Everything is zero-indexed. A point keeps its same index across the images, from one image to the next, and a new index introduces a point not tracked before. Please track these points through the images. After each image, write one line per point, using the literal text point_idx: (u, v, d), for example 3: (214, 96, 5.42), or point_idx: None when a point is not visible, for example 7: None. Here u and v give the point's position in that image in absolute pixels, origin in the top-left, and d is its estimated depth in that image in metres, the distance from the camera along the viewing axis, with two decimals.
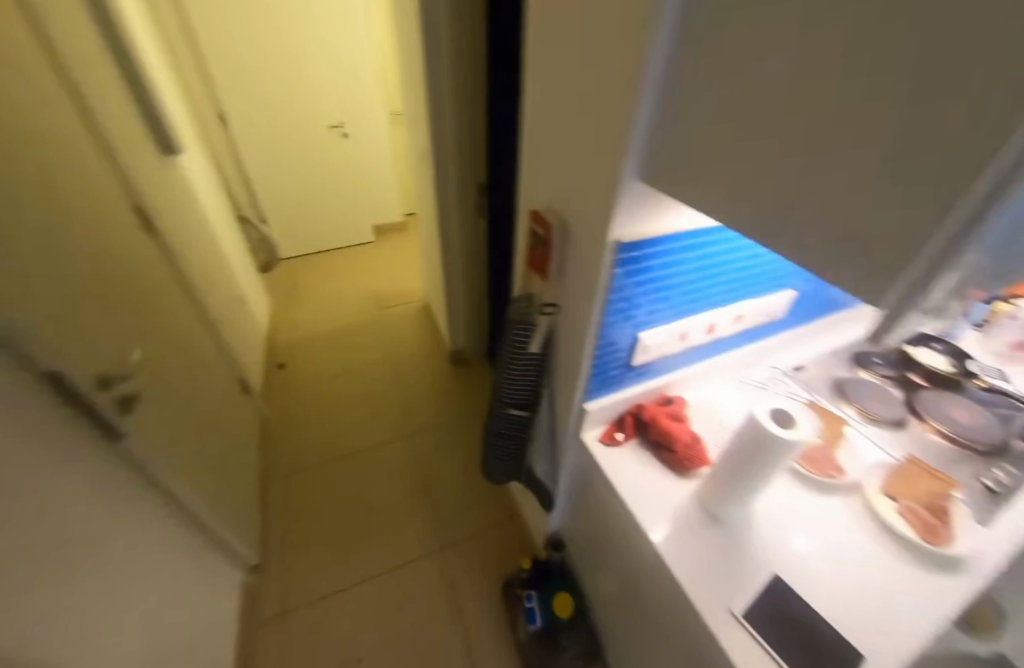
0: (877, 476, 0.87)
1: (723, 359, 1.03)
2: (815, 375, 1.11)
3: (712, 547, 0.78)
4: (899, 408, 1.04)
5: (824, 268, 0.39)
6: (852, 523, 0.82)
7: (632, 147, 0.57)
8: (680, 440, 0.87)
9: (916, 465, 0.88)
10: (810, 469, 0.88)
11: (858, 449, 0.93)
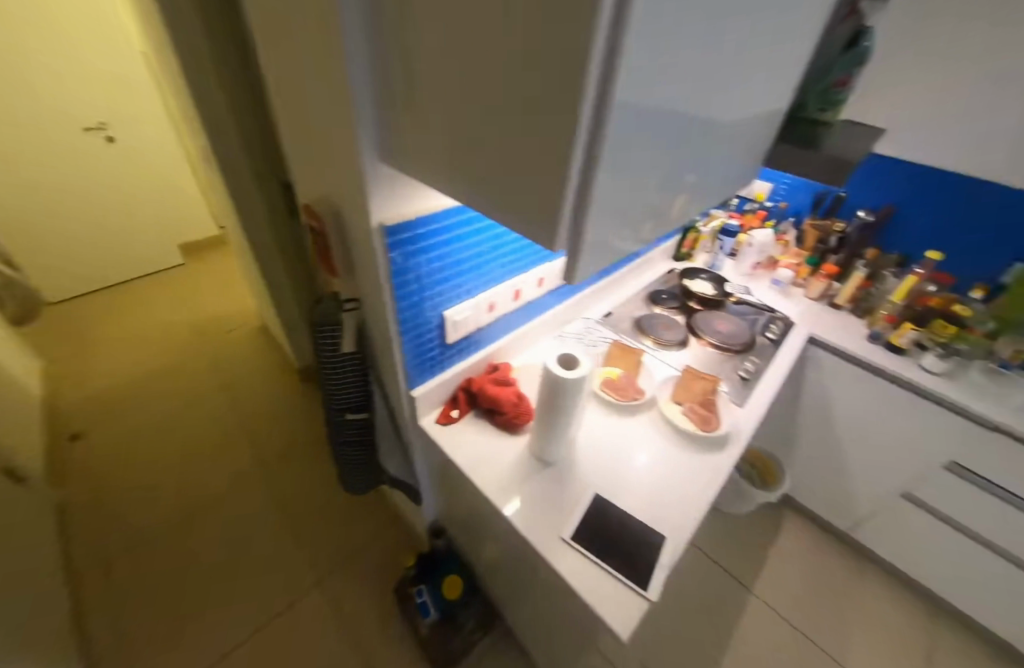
0: (667, 388, 1.05)
1: (540, 320, 1.13)
2: (620, 318, 1.30)
3: (544, 487, 0.86)
4: (682, 330, 1.27)
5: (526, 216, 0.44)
6: (652, 432, 0.97)
7: (361, 125, 0.56)
8: (507, 401, 0.93)
9: (690, 371, 1.05)
10: (617, 396, 1.02)
11: (654, 371, 1.11)
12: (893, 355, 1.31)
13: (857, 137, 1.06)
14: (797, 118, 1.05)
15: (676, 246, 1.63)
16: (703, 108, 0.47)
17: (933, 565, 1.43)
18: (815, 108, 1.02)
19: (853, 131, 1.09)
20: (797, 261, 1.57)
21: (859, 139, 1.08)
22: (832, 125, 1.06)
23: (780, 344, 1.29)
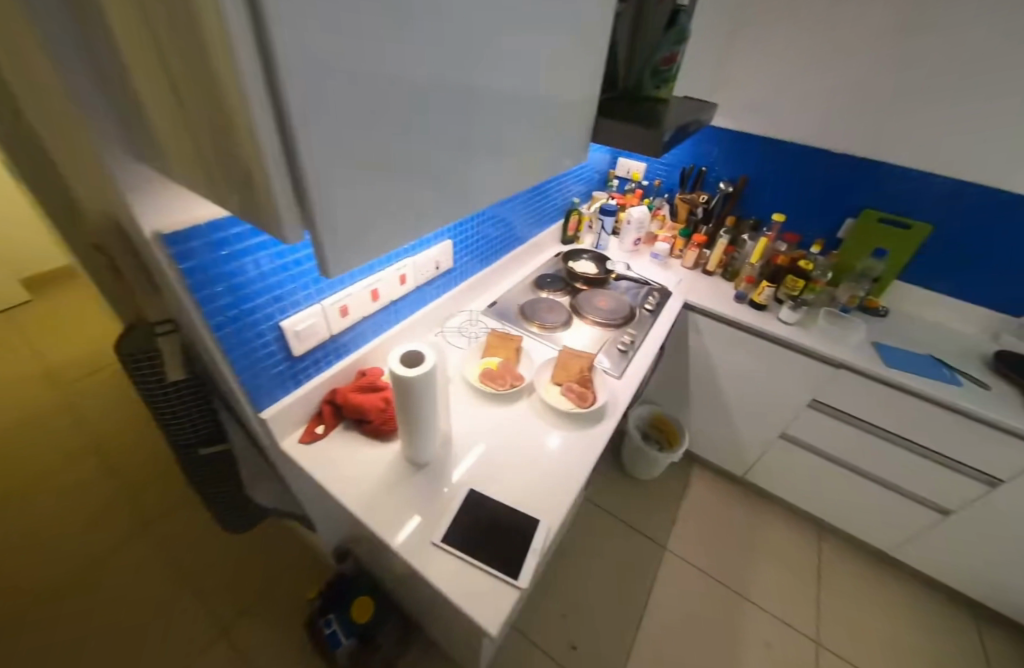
0: (546, 370, 1.05)
1: (413, 319, 1.09)
2: (504, 307, 1.29)
3: (417, 491, 0.83)
4: (565, 311, 1.29)
5: (266, 204, 0.39)
6: (532, 417, 0.97)
7: (95, 115, 0.48)
8: (372, 409, 0.88)
9: (566, 351, 1.07)
10: (497, 386, 1.00)
11: (534, 355, 1.12)
12: (756, 311, 1.44)
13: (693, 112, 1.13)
14: (637, 97, 1.09)
15: (562, 230, 1.67)
16: (454, 79, 0.45)
17: (812, 492, 1.61)
18: (651, 87, 1.07)
19: (689, 107, 1.16)
20: (672, 235, 1.68)
21: (695, 115, 1.15)
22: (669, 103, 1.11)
23: (658, 313, 1.35)
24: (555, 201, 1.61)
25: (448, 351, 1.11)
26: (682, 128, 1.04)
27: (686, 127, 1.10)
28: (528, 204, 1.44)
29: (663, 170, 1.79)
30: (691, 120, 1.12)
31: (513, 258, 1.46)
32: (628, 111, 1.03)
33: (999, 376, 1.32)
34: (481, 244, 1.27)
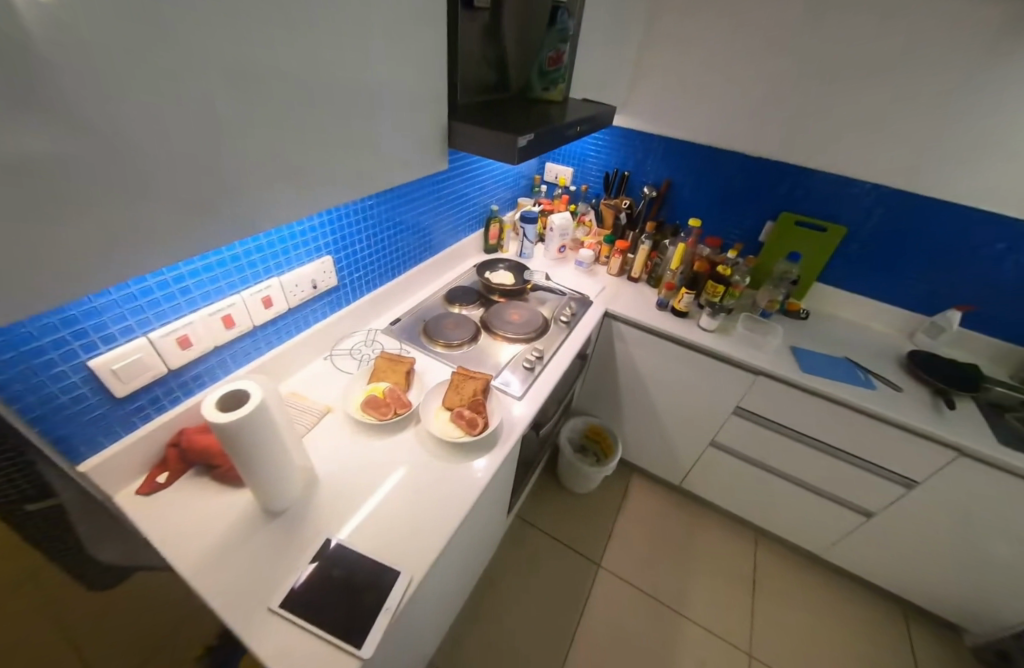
0: (437, 394, 0.98)
1: (291, 343, 0.99)
2: (407, 324, 1.21)
3: (267, 544, 0.73)
4: (473, 325, 1.22)
5: None
6: (415, 448, 0.90)
7: None
8: (220, 452, 0.80)
9: (459, 371, 0.99)
10: (378, 414, 0.91)
11: (427, 377, 1.04)
12: (678, 319, 1.41)
13: (590, 115, 1.07)
14: (527, 98, 1.01)
15: (484, 238, 1.60)
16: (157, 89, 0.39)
17: (745, 498, 1.59)
18: (540, 87, 0.99)
19: (588, 108, 1.10)
20: (597, 242, 1.64)
21: (593, 117, 1.09)
22: (564, 105, 1.05)
23: (573, 325, 1.31)
24: (474, 209, 1.53)
25: (333, 378, 1.02)
26: (572, 132, 0.97)
27: (581, 130, 1.04)
28: (439, 213, 1.36)
29: (590, 175, 1.80)
30: (588, 123, 1.06)
31: (424, 270, 1.37)
32: (513, 112, 0.95)
33: (910, 375, 1.33)
34: (379, 258, 1.18)
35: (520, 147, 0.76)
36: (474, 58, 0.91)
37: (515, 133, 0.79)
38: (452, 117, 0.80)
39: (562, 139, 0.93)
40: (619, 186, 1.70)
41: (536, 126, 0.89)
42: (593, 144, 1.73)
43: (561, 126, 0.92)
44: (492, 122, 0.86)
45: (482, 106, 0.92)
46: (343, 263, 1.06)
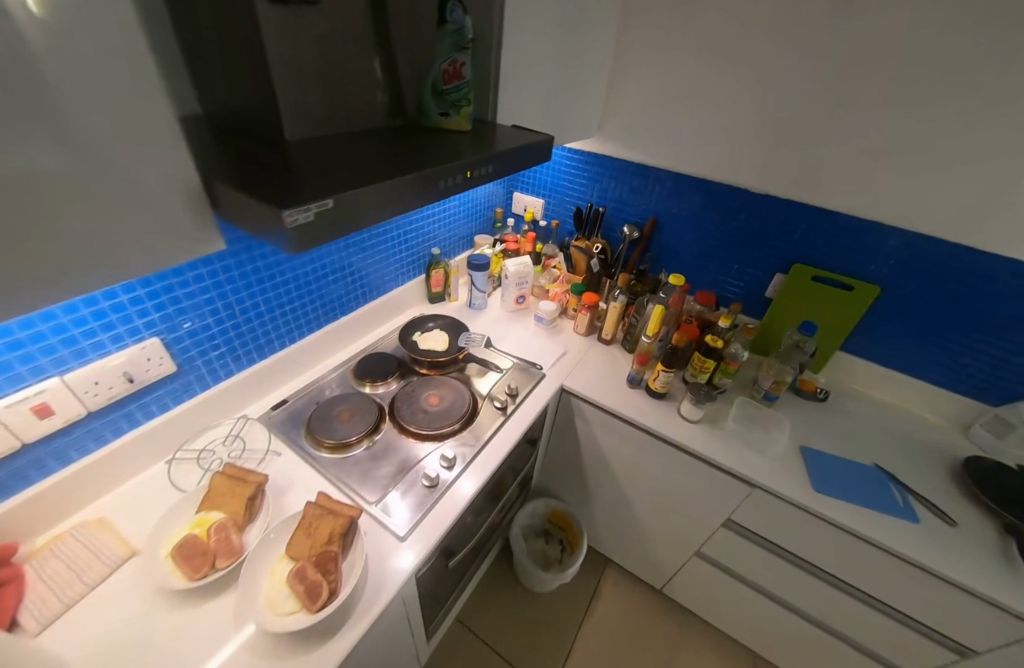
0: (282, 535, 0.71)
1: (103, 453, 0.74)
2: (291, 411, 0.95)
3: None
4: (376, 414, 0.95)
5: None
6: (228, 625, 0.63)
7: None
8: None
9: (318, 505, 0.73)
10: (181, 572, 0.66)
11: (286, 499, 0.78)
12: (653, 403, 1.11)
13: (518, 147, 0.79)
14: (422, 126, 0.72)
15: (425, 286, 1.34)
16: None
17: (740, 619, 1.26)
18: (435, 110, 0.70)
19: (520, 137, 0.82)
20: (564, 292, 1.37)
21: (523, 147, 0.80)
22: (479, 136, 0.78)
23: (513, 413, 1.03)
24: (411, 253, 1.26)
25: (166, 498, 0.77)
26: (473, 174, 0.67)
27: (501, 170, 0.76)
28: (355, 262, 1.09)
29: (562, 210, 1.52)
30: (512, 156, 0.76)
31: (336, 332, 1.11)
32: (391, 146, 0.67)
33: (966, 495, 0.99)
34: (258, 327, 0.92)
35: (357, 211, 0.50)
36: (334, 75, 0.65)
37: (352, 183, 0.51)
38: (267, 161, 0.53)
39: (448, 186, 0.62)
40: (594, 224, 1.41)
41: (405, 167, 0.59)
42: (566, 173, 1.45)
43: (448, 166, 0.62)
44: (338, 165, 0.58)
45: (345, 143, 0.66)
46: (188, 341, 0.80)
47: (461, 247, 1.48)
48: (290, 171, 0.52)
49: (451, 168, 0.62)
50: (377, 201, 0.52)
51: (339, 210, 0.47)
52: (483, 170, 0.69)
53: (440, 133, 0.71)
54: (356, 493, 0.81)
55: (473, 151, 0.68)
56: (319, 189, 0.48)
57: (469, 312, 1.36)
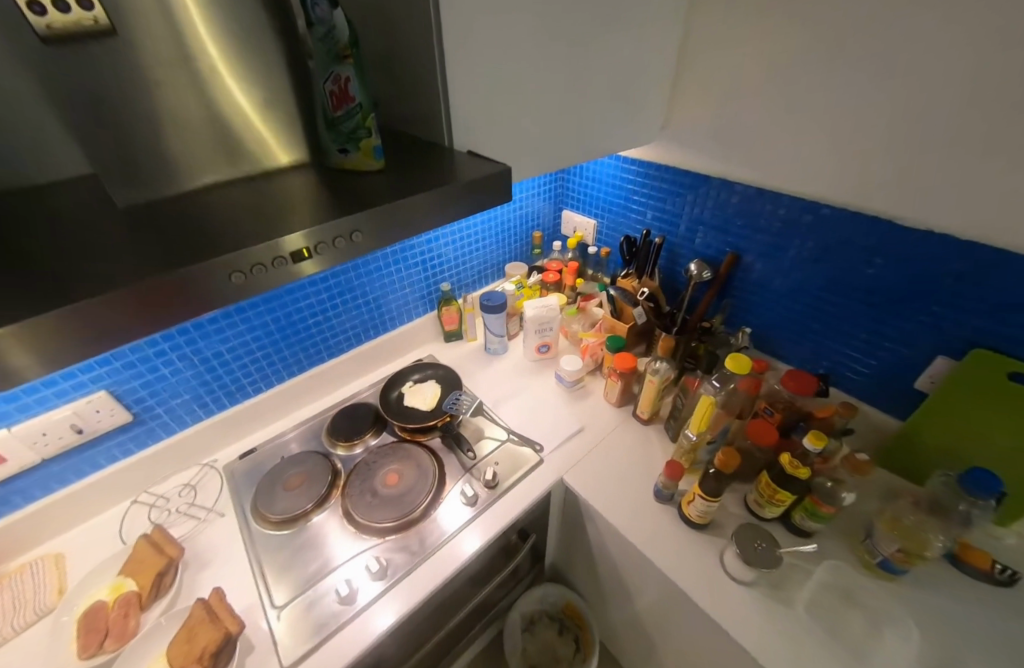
0: (175, 626, 0.65)
1: (64, 496, 0.76)
2: (261, 461, 0.92)
3: None
4: (329, 484, 0.85)
5: None
6: None
7: None
8: None
9: (208, 604, 0.66)
10: (77, 643, 0.63)
11: (210, 578, 0.73)
12: (680, 525, 0.79)
13: (468, 182, 0.58)
14: (323, 166, 0.62)
15: (439, 323, 1.19)
16: None
17: None
18: (336, 146, 0.59)
19: (481, 168, 0.62)
20: (599, 344, 1.08)
21: (465, 184, 0.58)
22: (416, 176, 0.60)
23: (487, 510, 0.82)
24: (420, 287, 1.13)
25: (110, 548, 0.77)
26: (312, 254, 0.47)
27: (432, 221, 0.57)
28: (345, 301, 1.00)
29: (615, 237, 1.24)
30: (422, 206, 0.54)
31: (324, 375, 1.04)
32: (280, 205, 0.54)
33: None
34: (228, 374, 0.88)
35: (104, 326, 0.37)
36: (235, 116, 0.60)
37: (104, 281, 0.38)
38: (78, 244, 0.43)
39: (245, 284, 0.44)
40: (653, 258, 1.08)
41: (211, 241, 0.44)
42: (625, 188, 1.15)
43: (265, 247, 0.43)
44: (173, 235, 0.47)
45: (229, 202, 0.55)
46: (147, 390, 0.79)
47: (490, 276, 1.29)
48: (78, 258, 0.41)
49: (243, 258, 0.43)
50: (147, 305, 0.38)
51: (52, 330, 0.33)
52: (339, 243, 0.49)
53: (346, 173, 0.60)
54: (270, 589, 0.71)
55: (330, 215, 0.49)
56: (60, 293, 0.36)
57: (483, 356, 1.17)
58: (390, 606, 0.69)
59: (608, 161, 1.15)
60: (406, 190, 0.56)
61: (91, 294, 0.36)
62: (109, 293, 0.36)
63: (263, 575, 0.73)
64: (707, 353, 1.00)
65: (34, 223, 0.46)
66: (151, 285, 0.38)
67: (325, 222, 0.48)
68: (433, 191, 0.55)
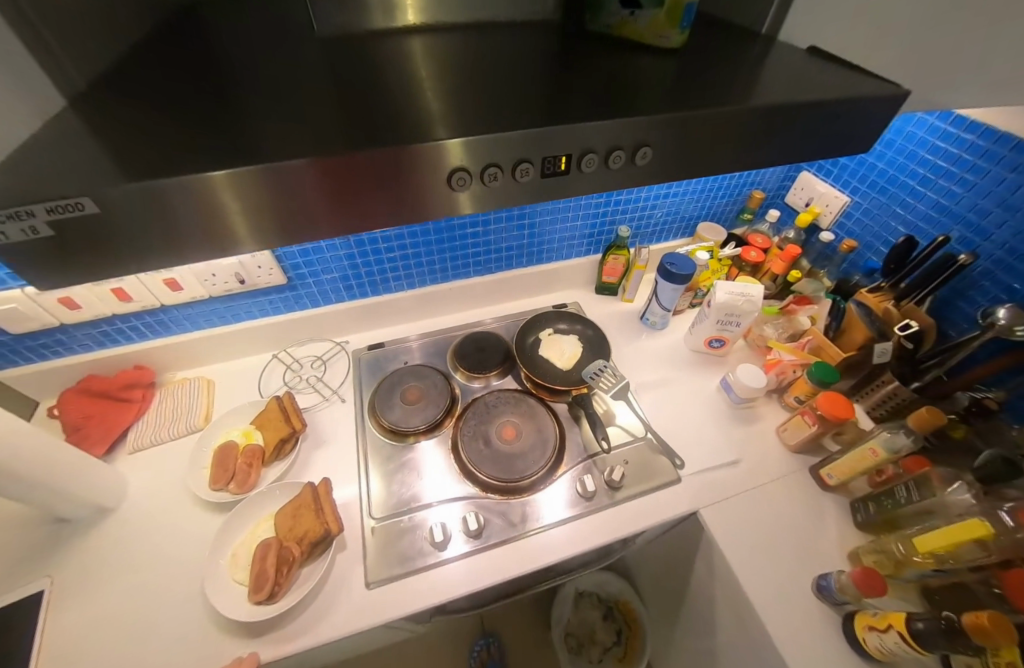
0: (286, 496, 0.67)
1: (225, 332, 0.81)
2: (386, 358, 0.89)
3: (23, 549, 0.62)
4: (444, 411, 0.79)
5: None
6: (223, 552, 0.61)
7: None
8: (71, 417, 0.71)
9: (316, 490, 0.65)
10: (211, 475, 0.67)
11: (324, 461, 0.74)
12: (835, 629, 0.62)
13: (799, 103, 0.38)
14: (582, 28, 0.46)
15: (597, 270, 1.01)
16: None
17: None
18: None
19: (815, 84, 0.40)
20: (796, 365, 0.82)
21: (666, 117, 0.35)
22: (716, 77, 0.40)
23: (601, 512, 0.70)
24: (591, 223, 0.94)
25: (249, 392, 0.81)
26: (570, 169, 0.36)
27: (717, 154, 0.39)
28: (509, 218, 0.86)
29: (871, 230, 0.88)
30: (579, 138, 0.34)
31: (463, 290, 0.95)
32: (520, 80, 0.38)
33: None
34: (376, 263, 0.83)
35: (272, 205, 0.30)
36: None
37: (307, 139, 0.30)
38: (295, 93, 0.34)
39: (469, 191, 0.35)
40: (936, 282, 0.72)
41: (434, 120, 0.32)
42: (935, 167, 0.75)
43: (406, 153, 0.30)
44: (393, 99, 0.34)
45: (454, 64, 0.40)
46: (304, 258, 0.76)
47: (673, 232, 1.04)
48: (282, 114, 0.32)
49: (494, 149, 0.32)
50: (320, 193, 0.30)
51: (245, 188, 0.28)
52: (489, 177, 0.34)
53: (622, 42, 0.44)
54: (371, 495, 0.70)
55: (506, 120, 0.33)
56: (239, 148, 0.29)
57: (636, 325, 0.99)
58: (405, 573, 0.62)
59: (923, 118, 0.74)
60: (693, 102, 0.37)
61: (263, 156, 0.28)
62: (285, 160, 0.28)
63: (370, 477, 0.72)
64: (965, 442, 0.69)
65: (260, 58, 0.39)
66: (328, 161, 0.29)
67: (472, 134, 0.31)
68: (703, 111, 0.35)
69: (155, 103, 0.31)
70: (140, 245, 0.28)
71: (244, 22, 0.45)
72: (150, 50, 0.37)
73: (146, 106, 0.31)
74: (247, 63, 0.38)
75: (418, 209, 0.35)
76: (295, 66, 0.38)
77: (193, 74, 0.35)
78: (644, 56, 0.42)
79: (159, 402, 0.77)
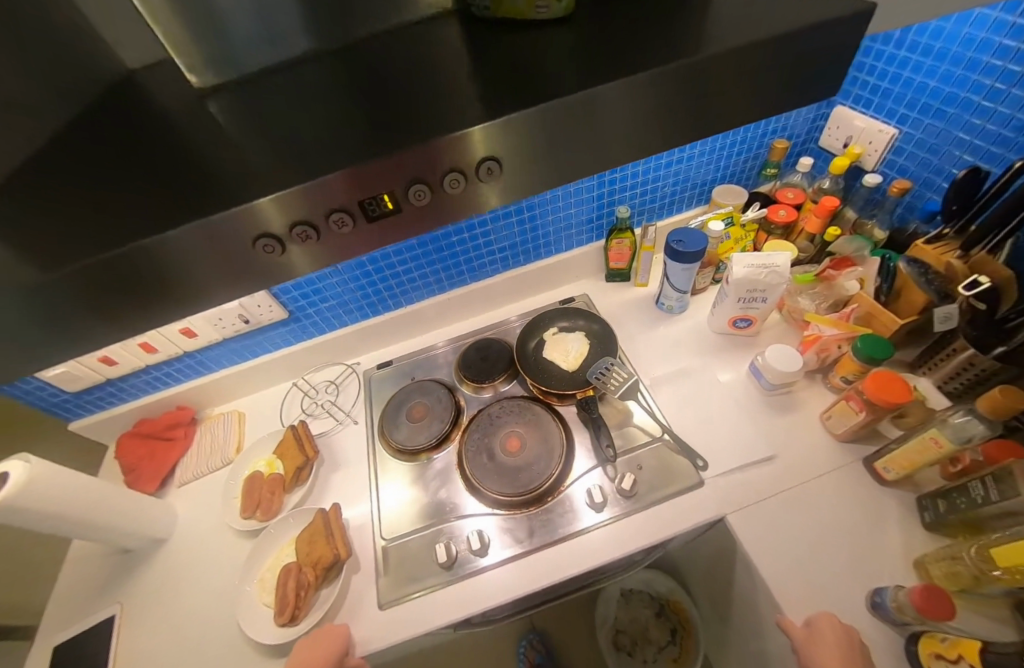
0: (301, 523, 0.70)
1: (246, 368, 0.87)
2: (393, 376, 0.90)
3: (103, 578, 0.72)
4: (450, 423, 0.78)
5: None
6: (253, 576, 0.66)
7: None
8: (127, 460, 0.80)
9: (325, 517, 0.68)
10: (244, 504, 0.72)
11: (342, 482, 0.77)
12: (898, 652, 0.53)
13: (728, 49, 0.31)
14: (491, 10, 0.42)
15: (604, 258, 0.94)
16: None
17: None
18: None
19: (756, 20, 0.33)
20: (839, 340, 0.70)
21: (566, 101, 0.30)
22: (636, 36, 0.34)
23: (612, 525, 0.65)
24: (588, 209, 0.88)
25: (274, 422, 0.87)
26: (401, 205, 0.33)
27: (647, 126, 0.34)
28: (497, 218, 0.82)
29: (927, 163, 0.72)
30: (486, 141, 0.31)
31: (463, 298, 0.93)
32: (411, 89, 0.35)
33: None
34: (381, 287, 0.86)
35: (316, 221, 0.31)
36: None
37: (281, 172, 0.30)
38: (192, 152, 0.34)
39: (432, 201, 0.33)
40: (1015, 221, 0.57)
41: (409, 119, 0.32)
42: (1005, 74, 0.59)
43: (407, 155, 0.30)
44: (280, 140, 0.33)
45: (354, 82, 0.38)
46: (297, 292, 0.79)
47: (685, 201, 0.94)
48: (192, 171, 0.32)
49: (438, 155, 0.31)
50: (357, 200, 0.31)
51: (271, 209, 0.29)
52: (305, 236, 0.32)
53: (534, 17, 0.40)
54: (380, 526, 0.70)
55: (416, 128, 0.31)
56: (206, 196, 0.30)
57: (651, 311, 0.91)
58: (422, 591, 0.63)
59: (984, 13, 0.57)
60: (603, 76, 0.32)
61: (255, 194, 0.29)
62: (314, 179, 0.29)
63: (378, 499, 0.73)
64: None
65: (175, 122, 0.39)
66: (360, 170, 0.30)
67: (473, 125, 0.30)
68: (610, 83, 0.31)
69: (68, 187, 0.33)
70: (72, 330, 0.30)
71: (171, 85, 0.46)
72: (77, 134, 0.39)
73: (58, 194, 0.32)
74: (161, 126, 0.39)
75: (440, 214, 0.35)
76: (201, 120, 0.38)
77: (110, 149, 0.36)
78: (557, 28, 0.37)
79: (200, 437, 0.85)
